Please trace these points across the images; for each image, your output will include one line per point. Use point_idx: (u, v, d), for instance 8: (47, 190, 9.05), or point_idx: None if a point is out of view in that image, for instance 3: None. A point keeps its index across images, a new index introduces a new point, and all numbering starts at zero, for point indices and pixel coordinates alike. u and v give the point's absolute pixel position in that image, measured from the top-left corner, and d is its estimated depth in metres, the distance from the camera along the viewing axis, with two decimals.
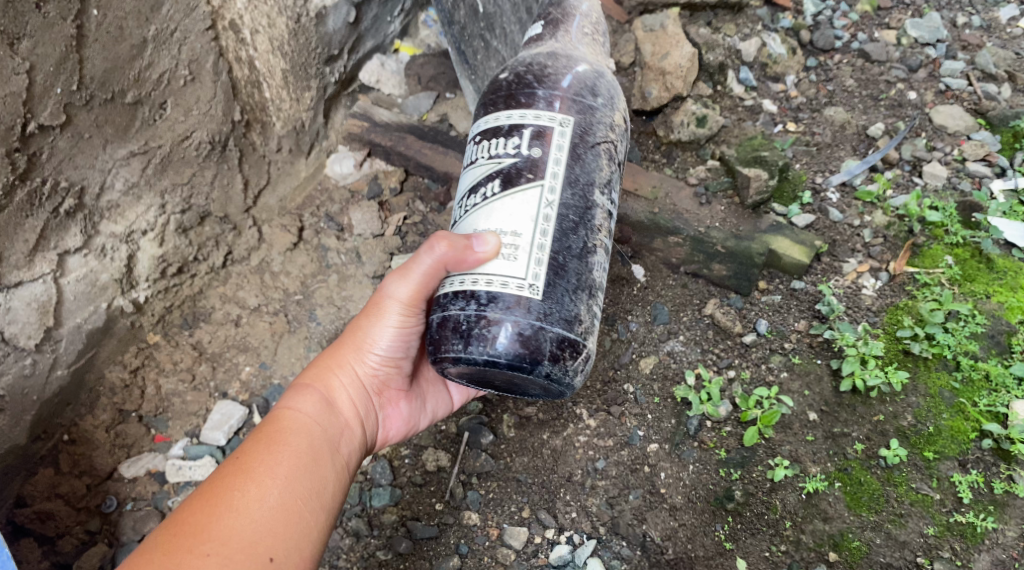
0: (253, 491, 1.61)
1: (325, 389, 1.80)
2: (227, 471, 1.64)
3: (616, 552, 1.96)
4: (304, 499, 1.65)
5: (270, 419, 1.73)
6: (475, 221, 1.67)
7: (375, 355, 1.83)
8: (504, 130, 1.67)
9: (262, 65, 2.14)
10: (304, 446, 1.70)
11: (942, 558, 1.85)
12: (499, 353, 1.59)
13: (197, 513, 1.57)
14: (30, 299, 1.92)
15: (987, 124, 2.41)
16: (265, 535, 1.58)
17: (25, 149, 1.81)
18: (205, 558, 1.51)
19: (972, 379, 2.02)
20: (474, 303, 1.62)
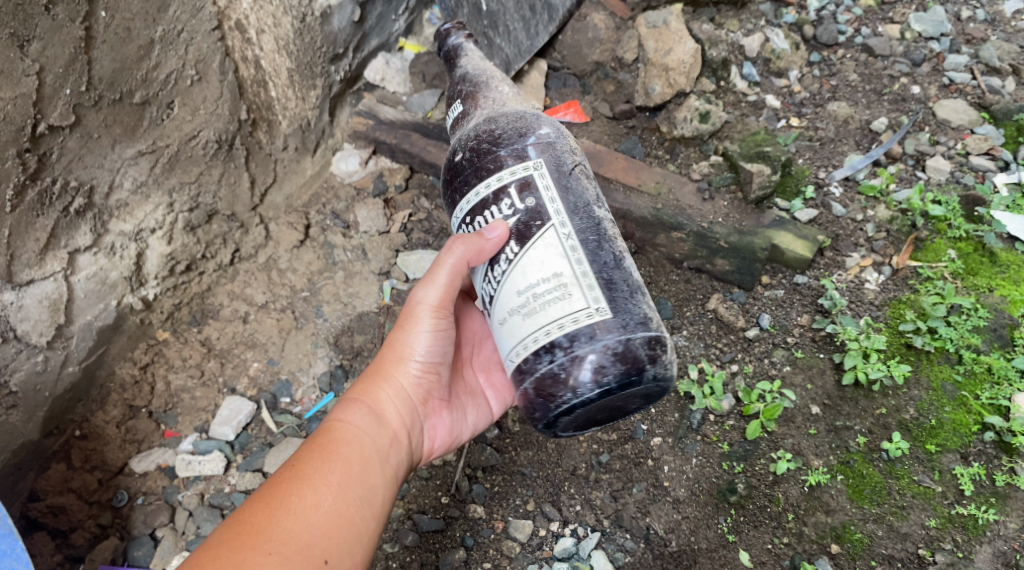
0: (309, 497, 1.60)
1: (373, 400, 1.78)
2: (284, 476, 1.64)
3: (621, 545, 1.97)
4: (358, 505, 1.64)
5: (322, 431, 1.72)
6: (513, 286, 1.65)
7: (418, 364, 1.82)
8: (489, 199, 1.68)
9: (267, 64, 2.16)
10: (355, 455, 1.68)
11: (944, 549, 1.86)
12: (606, 379, 1.59)
13: (259, 513, 1.58)
14: (41, 297, 1.95)
15: (991, 118, 2.41)
16: (320, 539, 1.57)
17: (36, 150, 1.84)
18: (267, 556, 1.52)
19: (974, 372, 2.03)
20: (560, 350, 1.60)
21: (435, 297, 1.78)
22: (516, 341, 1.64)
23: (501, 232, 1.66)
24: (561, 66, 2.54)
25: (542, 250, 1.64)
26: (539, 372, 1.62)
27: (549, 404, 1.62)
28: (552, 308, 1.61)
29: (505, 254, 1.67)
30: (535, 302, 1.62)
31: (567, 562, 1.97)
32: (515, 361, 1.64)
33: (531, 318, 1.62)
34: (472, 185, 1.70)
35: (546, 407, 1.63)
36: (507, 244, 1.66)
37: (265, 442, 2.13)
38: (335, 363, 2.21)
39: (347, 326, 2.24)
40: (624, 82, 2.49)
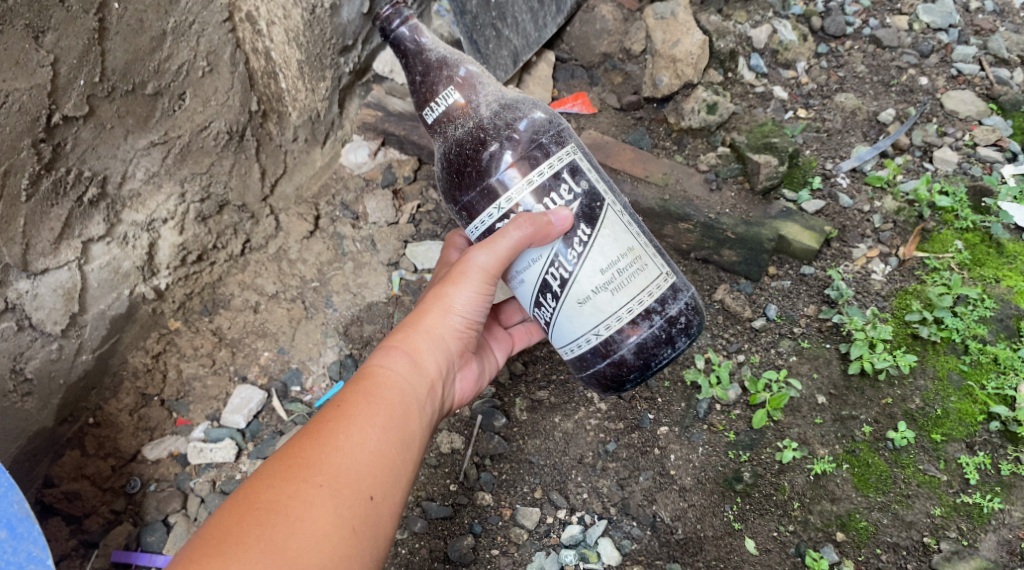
0: (355, 435, 1.53)
1: (413, 349, 1.69)
2: (329, 413, 1.56)
3: (627, 532, 1.99)
4: (402, 446, 1.58)
5: (362, 374, 1.63)
6: (592, 265, 1.64)
7: (460, 317, 1.73)
8: (550, 185, 1.63)
9: (278, 56, 2.18)
10: (399, 399, 1.61)
11: (949, 538, 1.87)
12: (686, 331, 1.71)
13: (306, 447, 1.50)
14: (56, 286, 1.97)
15: (999, 109, 2.42)
16: (366, 477, 1.51)
17: (50, 140, 1.86)
18: (318, 490, 1.46)
19: (980, 362, 2.04)
20: (655, 314, 1.67)
21: (490, 263, 1.63)
22: (605, 314, 1.65)
23: (567, 219, 1.62)
24: (569, 57, 2.58)
25: (609, 230, 1.65)
26: (641, 337, 1.67)
27: (645, 364, 1.69)
28: (638, 279, 1.65)
29: (574, 239, 1.64)
30: (620, 275, 1.64)
31: (574, 549, 1.98)
32: (608, 333, 1.66)
33: (620, 291, 1.64)
34: (523, 174, 1.63)
35: (640, 368, 1.69)
36: (576, 229, 1.64)
37: (275, 430, 2.16)
38: (345, 352, 2.23)
39: (356, 316, 2.26)
40: (632, 73, 2.52)
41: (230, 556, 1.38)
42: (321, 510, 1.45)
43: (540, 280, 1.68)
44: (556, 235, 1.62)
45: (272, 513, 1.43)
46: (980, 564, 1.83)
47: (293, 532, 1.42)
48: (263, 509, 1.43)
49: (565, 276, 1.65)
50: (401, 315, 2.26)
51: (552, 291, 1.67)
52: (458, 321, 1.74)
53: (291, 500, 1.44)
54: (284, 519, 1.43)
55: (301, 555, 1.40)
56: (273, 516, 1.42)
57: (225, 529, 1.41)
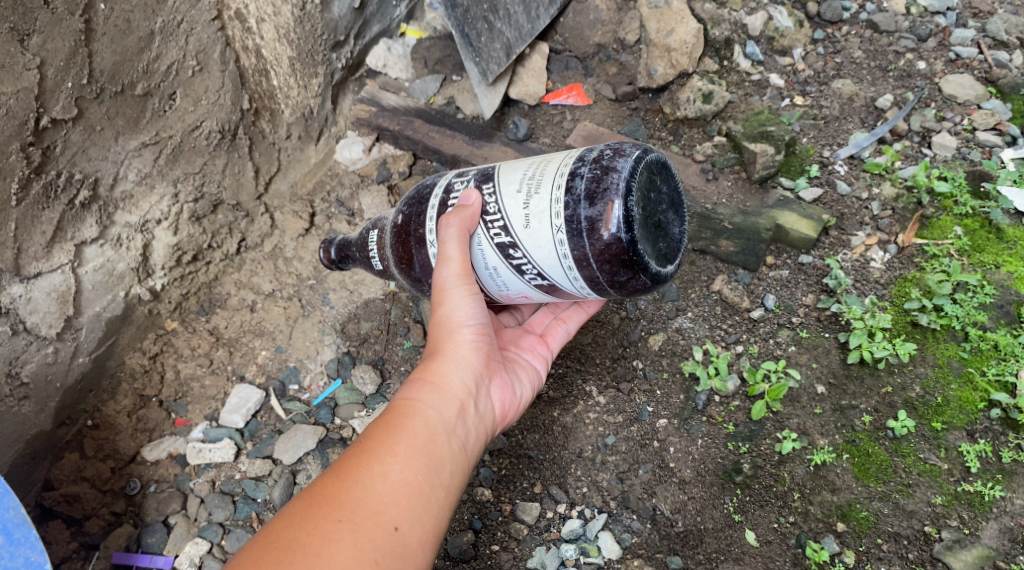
0: (376, 467, 1.53)
1: (433, 375, 1.68)
2: (351, 449, 1.57)
3: (627, 525, 1.99)
4: (428, 473, 1.56)
5: (385, 409, 1.64)
6: (509, 197, 1.63)
7: (476, 333, 1.72)
8: (446, 194, 1.72)
9: (269, 53, 2.18)
10: (422, 426, 1.60)
11: (950, 526, 1.87)
12: (630, 159, 1.59)
13: (328, 484, 1.51)
14: (49, 290, 1.97)
15: (997, 93, 2.40)
16: (389, 507, 1.50)
17: (39, 143, 1.85)
18: (338, 525, 1.46)
19: (980, 349, 2.02)
20: (582, 169, 1.59)
21: (462, 269, 1.67)
22: (548, 210, 1.59)
23: (471, 192, 1.67)
24: (564, 48, 2.53)
25: (508, 170, 1.67)
26: (587, 193, 1.57)
27: (616, 214, 1.56)
28: (551, 165, 1.62)
29: (486, 195, 1.66)
30: (536, 176, 1.62)
31: (574, 544, 1.97)
32: (567, 218, 1.58)
33: (543, 184, 1.61)
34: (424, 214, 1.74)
35: (616, 220, 1.56)
36: (483, 190, 1.66)
37: (274, 429, 2.16)
38: (342, 350, 2.23)
39: (353, 313, 2.26)
40: (626, 64, 2.48)
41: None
42: (341, 545, 1.44)
43: (498, 253, 1.66)
44: (470, 208, 1.66)
45: (292, 553, 1.43)
46: (981, 552, 1.84)
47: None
48: (284, 549, 1.43)
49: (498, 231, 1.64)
50: (398, 312, 2.26)
51: (509, 246, 1.64)
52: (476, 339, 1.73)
53: (311, 538, 1.44)
54: (305, 558, 1.42)
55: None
56: (293, 555, 1.42)
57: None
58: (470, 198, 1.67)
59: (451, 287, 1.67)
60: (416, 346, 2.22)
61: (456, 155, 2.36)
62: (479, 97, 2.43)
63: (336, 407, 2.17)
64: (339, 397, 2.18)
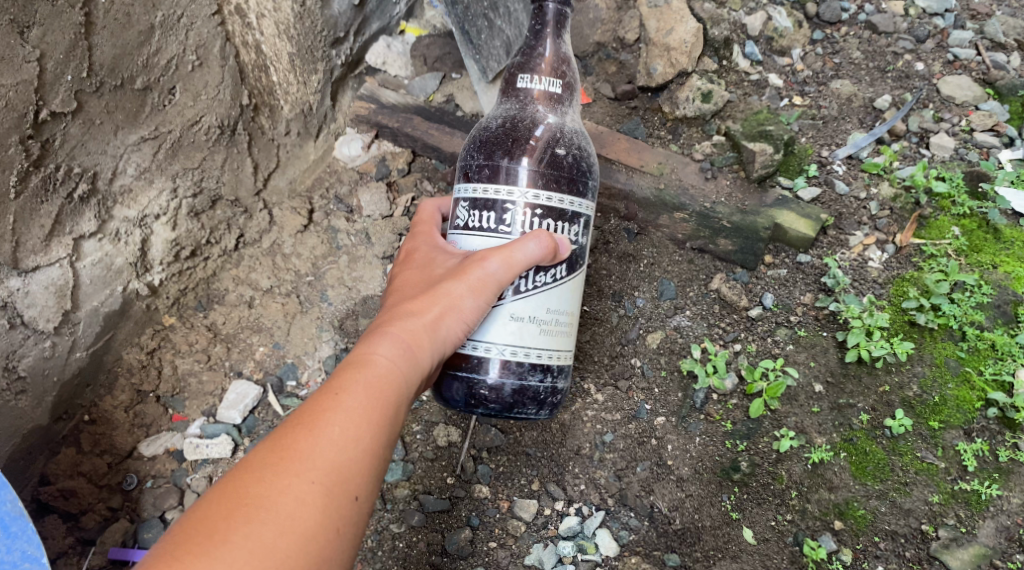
0: (349, 431, 1.49)
1: (418, 346, 1.62)
2: (324, 402, 1.52)
3: (625, 523, 2.00)
4: (392, 445, 1.55)
5: (357, 359, 1.58)
6: (546, 301, 1.74)
7: (468, 325, 1.68)
8: (569, 216, 1.75)
9: (268, 49, 2.17)
10: (395, 399, 1.56)
11: (946, 525, 1.87)
12: (547, 411, 1.79)
13: (299, 439, 1.47)
14: (47, 283, 1.97)
15: (995, 94, 2.41)
16: (354, 473, 1.48)
17: (38, 137, 1.85)
18: (306, 486, 1.44)
19: (977, 349, 2.03)
20: (551, 374, 1.76)
21: (504, 273, 1.66)
22: (521, 343, 1.72)
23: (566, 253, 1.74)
24: None
25: (572, 293, 1.78)
26: (528, 384, 1.74)
27: (505, 401, 1.74)
28: (563, 341, 1.77)
29: (558, 272, 1.75)
30: (556, 330, 1.75)
31: (572, 541, 1.99)
32: (507, 357, 1.72)
33: (545, 336, 1.74)
34: (559, 187, 1.75)
35: (501, 402, 1.73)
36: (560, 269, 1.75)
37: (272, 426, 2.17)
38: (340, 347, 2.24)
39: (352, 310, 2.27)
40: (626, 63, 2.47)
41: (212, 551, 1.37)
42: (307, 508, 1.43)
43: None
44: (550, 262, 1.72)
45: (261, 510, 1.41)
46: (978, 551, 1.85)
47: (280, 530, 1.41)
48: (252, 504, 1.42)
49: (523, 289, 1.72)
50: None
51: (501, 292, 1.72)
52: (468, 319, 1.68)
53: (281, 496, 1.43)
54: (270, 515, 1.41)
55: (286, 554, 1.40)
56: (261, 515, 1.41)
57: (212, 522, 1.40)
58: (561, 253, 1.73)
59: (479, 275, 1.66)
60: None
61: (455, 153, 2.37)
62: (479, 94, 2.41)
63: None
64: None
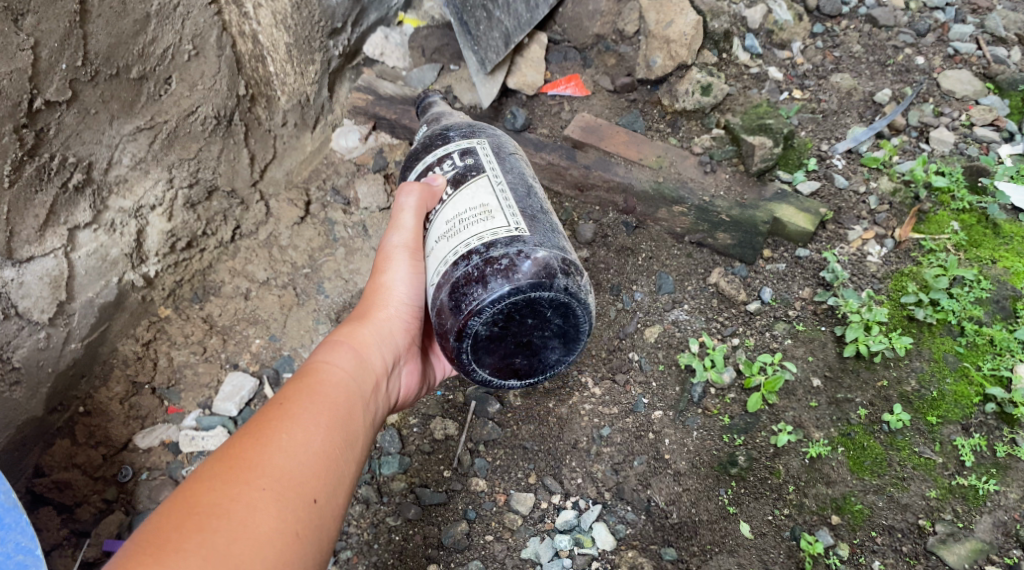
0: (299, 433, 1.48)
1: (357, 342, 1.70)
2: (273, 411, 1.51)
3: (622, 517, 1.98)
4: (347, 444, 1.54)
5: (305, 370, 1.61)
6: (443, 218, 1.73)
7: (408, 305, 1.78)
8: (435, 163, 1.80)
9: (265, 39, 2.16)
10: (343, 394, 1.59)
11: (944, 520, 1.86)
12: (509, 283, 1.62)
13: (248, 447, 1.44)
14: (42, 274, 1.95)
15: (996, 88, 2.39)
16: (310, 476, 1.45)
17: (33, 125, 1.83)
18: (260, 493, 1.40)
19: (975, 344, 2.02)
20: (477, 254, 1.65)
21: (409, 239, 1.76)
22: (438, 260, 1.70)
23: (441, 182, 1.76)
24: (563, 38, 2.52)
25: (476, 190, 1.72)
26: (454, 278, 1.66)
27: (457, 305, 1.64)
28: (476, 225, 1.68)
29: (447, 191, 1.75)
30: (460, 224, 1.69)
31: (569, 535, 1.97)
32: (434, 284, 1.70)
33: (454, 236, 1.69)
34: (421, 158, 1.85)
35: (454, 320, 1.65)
36: (444, 192, 1.75)
37: None
38: None
39: (348, 302, 2.25)
40: (626, 55, 2.47)
41: (169, 562, 1.30)
42: (265, 514, 1.38)
43: None
44: (431, 198, 1.75)
45: (213, 518, 1.35)
46: (975, 546, 1.83)
47: (233, 537, 1.35)
48: (204, 514, 1.36)
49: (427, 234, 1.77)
50: None
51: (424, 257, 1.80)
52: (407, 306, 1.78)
53: (233, 504, 1.38)
54: (224, 523, 1.35)
55: (242, 562, 1.33)
56: (214, 522, 1.35)
57: (164, 535, 1.33)
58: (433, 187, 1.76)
59: (393, 254, 1.76)
60: None
61: None
62: (477, 86, 2.43)
63: None
64: None
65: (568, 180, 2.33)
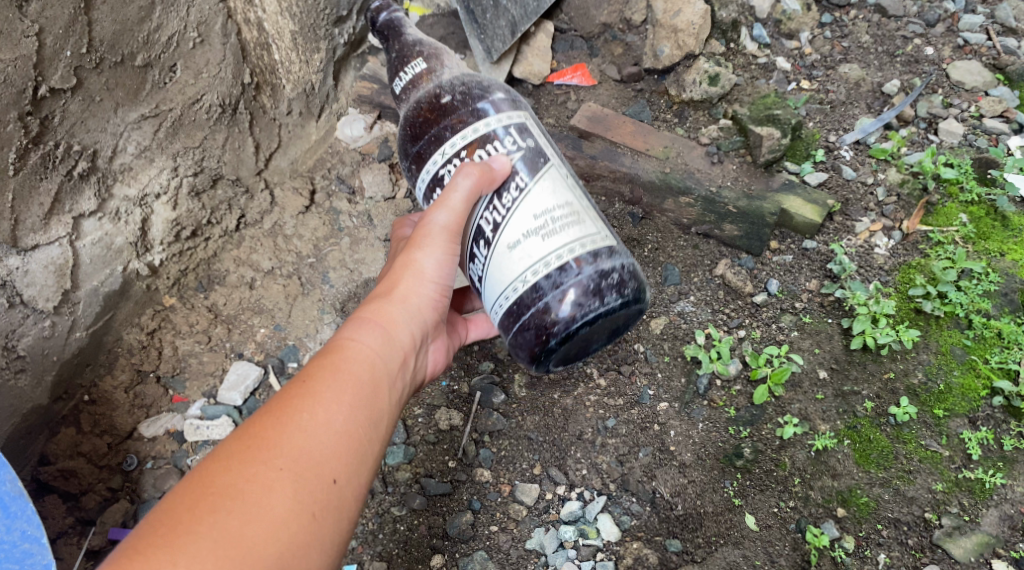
0: (322, 413, 1.46)
1: (385, 320, 1.61)
2: (297, 390, 1.47)
3: (627, 508, 1.98)
4: (373, 423, 1.51)
5: (331, 345, 1.55)
6: (526, 212, 1.60)
7: (436, 287, 1.67)
8: (493, 135, 1.61)
9: (271, 27, 2.15)
10: (368, 374, 1.53)
11: (950, 513, 1.86)
12: (616, 295, 1.62)
13: (268, 425, 1.43)
14: (47, 262, 1.95)
15: (1005, 80, 2.38)
16: (331, 456, 1.44)
17: (37, 113, 1.82)
18: (278, 474, 1.39)
19: (984, 337, 2.01)
20: (587, 265, 1.60)
21: (451, 220, 1.59)
22: (535, 260, 1.59)
23: (507, 165, 1.60)
24: (569, 28, 2.50)
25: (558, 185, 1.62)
26: (569, 285, 1.59)
27: (571, 316, 1.59)
28: (573, 229, 1.60)
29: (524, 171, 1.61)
30: (558, 225, 1.60)
31: (574, 525, 1.97)
32: (535, 280, 1.59)
33: (552, 237, 1.59)
34: (465, 123, 1.63)
35: (561, 324, 1.60)
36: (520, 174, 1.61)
37: None
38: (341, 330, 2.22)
39: (353, 292, 2.25)
40: (632, 44, 2.45)
41: (181, 543, 1.31)
42: (281, 496, 1.38)
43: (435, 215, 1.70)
44: (497, 181, 1.59)
45: (224, 500, 1.36)
46: (981, 539, 1.83)
47: (250, 519, 1.35)
48: (216, 495, 1.36)
49: (501, 221, 1.61)
50: None
51: (483, 238, 1.63)
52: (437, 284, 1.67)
53: (247, 484, 1.37)
54: (238, 503, 1.36)
55: (256, 542, 1.34)
56: (227, 503, 1.35)
57: (177, 514, 1.34)
58: (500, 170, 1.59)
59: (432, 232, 1.61)
60: None
61: None
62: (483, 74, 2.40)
63: None
64: None
65: (573, 170, 2.30)
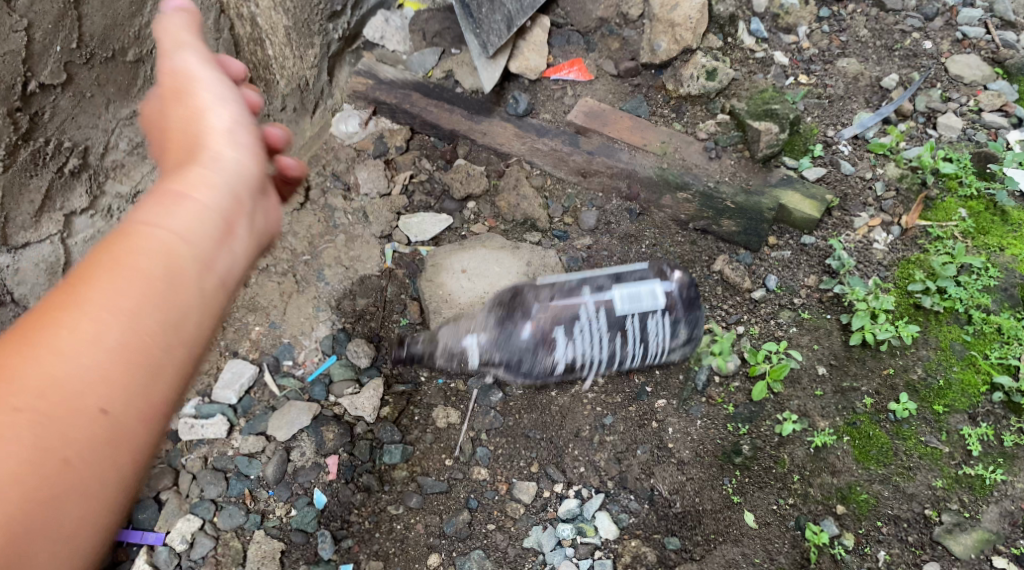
0: (89, 325, 1.22)
1: (191, 188, 1.36)
2: (66, 296, 1.23)
3: (625, 506, 1.97)
4: (164, 330, 1.27)
5: (121, 229, 1.30)
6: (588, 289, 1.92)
7: (238, 158, 1.43)
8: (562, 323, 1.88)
9: (264, 21, 2.13)
10: (159, 258, 1.28)
11: (950, 509, 1.84)
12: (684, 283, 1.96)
13: (34, 328, 1.21)
14: (38, 260, 1.93)
15: (1004, 74, 2.36)
16: (93, 381, 1.21)
17: (27, 109, 1.79)
18: (14, 415, 1.16)
19: (984, 332, 2.00)
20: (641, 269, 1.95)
21: (195, 61, 1.50)
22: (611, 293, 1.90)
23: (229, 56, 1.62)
24: (565, 22, 2.48)
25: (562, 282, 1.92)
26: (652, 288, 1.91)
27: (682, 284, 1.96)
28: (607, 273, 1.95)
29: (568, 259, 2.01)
30: (624, 308, 1.88)
31: (571, 524, 1.96)
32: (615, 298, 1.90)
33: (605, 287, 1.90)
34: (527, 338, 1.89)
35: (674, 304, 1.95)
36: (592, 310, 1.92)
37: (268, 406, 2.13)
38: (337, 327, 2.20)
39: (349, 290, 2.24)
40: (629, 39, 2.43)
41: None
42: (22, 430, 1.16)
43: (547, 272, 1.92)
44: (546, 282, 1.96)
45: (9, 414, 1.16)
46: (981, 536, 1.82)
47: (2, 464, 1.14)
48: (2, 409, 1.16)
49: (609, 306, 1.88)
50: (394, 289, 2.25)
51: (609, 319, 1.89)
52: (237, 139, 1.44)
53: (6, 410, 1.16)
54: (14, 414, 1.16)
55: (46, 480, 1.17)
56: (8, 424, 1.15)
57: None
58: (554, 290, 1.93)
59: (185, 73, 1.48)
60: (414, 322, 2.20)
61: (454, 130, 2.40)
62: (478, 69, 2.38)
63: (330, 385, 2.14)
64: (333, 373, 2.15)
65: (570, 166, 2.33)
